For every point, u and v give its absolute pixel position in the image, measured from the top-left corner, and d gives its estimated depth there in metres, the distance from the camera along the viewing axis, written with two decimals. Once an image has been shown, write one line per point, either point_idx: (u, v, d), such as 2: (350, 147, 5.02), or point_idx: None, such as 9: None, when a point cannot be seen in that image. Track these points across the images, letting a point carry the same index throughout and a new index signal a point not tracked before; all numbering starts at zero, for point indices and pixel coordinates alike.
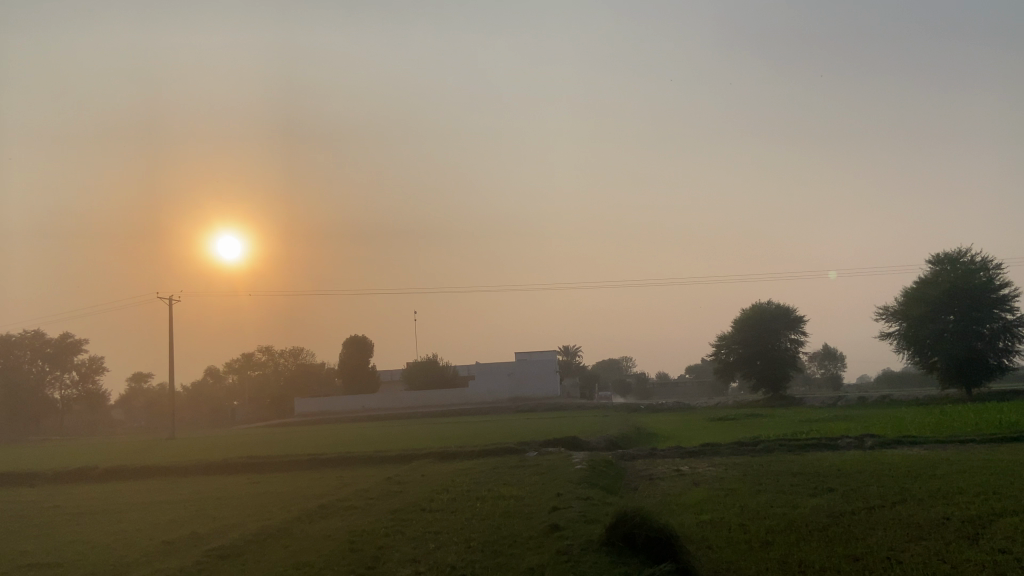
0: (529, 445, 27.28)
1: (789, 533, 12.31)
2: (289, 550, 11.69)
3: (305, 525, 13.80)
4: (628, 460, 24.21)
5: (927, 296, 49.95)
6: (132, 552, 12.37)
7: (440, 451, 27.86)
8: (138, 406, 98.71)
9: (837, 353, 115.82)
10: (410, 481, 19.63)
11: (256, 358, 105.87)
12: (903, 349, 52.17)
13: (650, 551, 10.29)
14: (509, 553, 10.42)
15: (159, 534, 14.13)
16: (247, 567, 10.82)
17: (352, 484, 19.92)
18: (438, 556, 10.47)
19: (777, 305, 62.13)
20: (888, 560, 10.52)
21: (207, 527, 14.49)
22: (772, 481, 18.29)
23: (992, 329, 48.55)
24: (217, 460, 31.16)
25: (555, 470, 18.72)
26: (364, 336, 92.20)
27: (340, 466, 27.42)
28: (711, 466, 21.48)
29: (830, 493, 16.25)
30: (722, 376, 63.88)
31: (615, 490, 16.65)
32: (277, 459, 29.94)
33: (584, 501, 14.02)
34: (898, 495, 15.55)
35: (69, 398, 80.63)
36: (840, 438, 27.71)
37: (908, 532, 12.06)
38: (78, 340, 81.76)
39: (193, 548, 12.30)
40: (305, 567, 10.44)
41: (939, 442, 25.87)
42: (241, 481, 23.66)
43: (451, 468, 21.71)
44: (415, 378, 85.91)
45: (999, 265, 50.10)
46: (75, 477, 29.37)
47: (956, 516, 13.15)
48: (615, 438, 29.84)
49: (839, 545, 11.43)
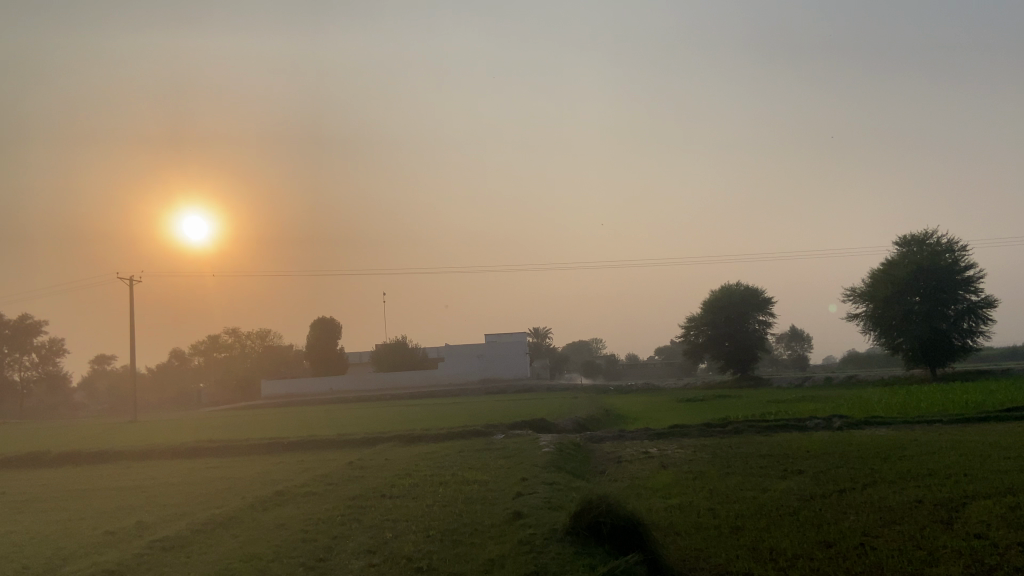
0: (496, 428, 26.89)
1: (759, 518, 11.96)
2: (238, 541, 11.01)
3: (258, 514, 13.18)
4: (596, 442, 23.92)
5: (894, 277, 50.35)
6: (72, 543, 11.63)
7: (405, 434, 27.25)
8: (101, 389, 96.61)
9: (803, 334, 116.97)
10: (373, 465, 19.05)
11: (222, 341, 104.14)
12: (870, 330, 52.63)
13: (617, 541, 9.87)
14: (469, 543, 9.91)
15: (102, 523, 13.36)
16: (191, 559, 10.11)
17: (312, 470, 19.28)
18: (395, 547, 9.91)
19: (745, 287, 62.45)
20: (864, 546, 10.17)
21: (155, 515, 13.76)
22: (741, 463, 18.10)
23: (957, 310, 49.04)
24: (175, 444, 30.30)
25: (522, 453, 18.30)
26: (332, 318, 91.08)
27: (304, 450, 26.74)
28: (679, 448, 21.20)
29: (800, 476, 16.05)
30: (691, 357, 64.08)
31: (581, 474, 16.29)
32: (238, 443, 29.13)
33: (549, 486, 13.60)
34: (869, 477, 15.38)
35: (29, 380, 78.50)
36: (808, 419, 27.67)
37: (881, 516, 11.80)
38: (38, 322, 79.61)
39: (136, 539, 11.58)
40: (254, 559, 9.78)
41: (907, 422, 25.89)
42: (198, 466, 22.85)
43: (416, 452, 21.19)
44: (384, 359, 85.07)
45: (965, 247, 50.66)
46: (28, 462, 28.32)
47: (929, 498, 12.93)
48: (584, 420, 29.53)
49: (812, 530, 11.09)
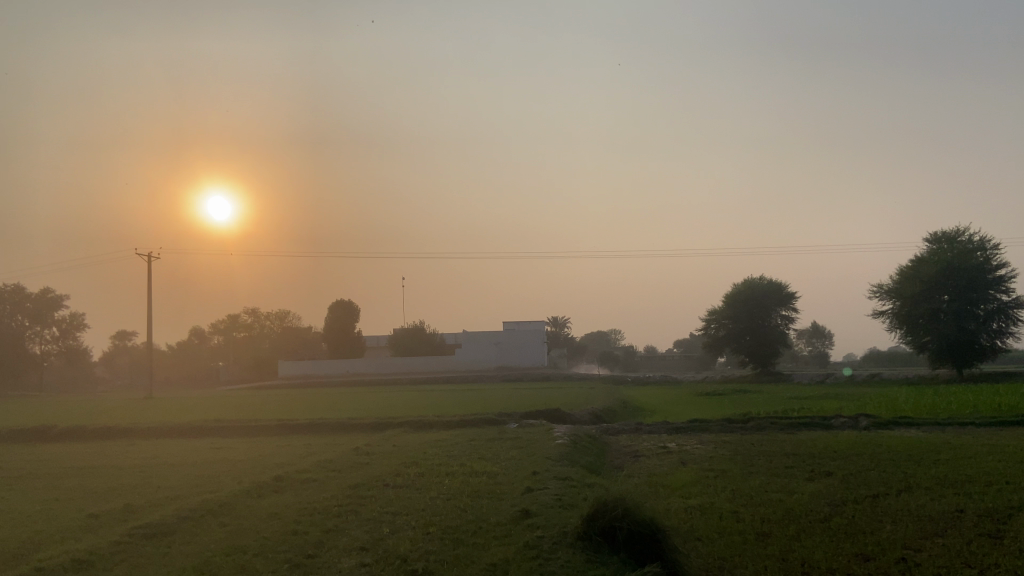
0: (510, 416, 26.09)
1: (788, 524, 11.04)
2: (226, 530, 10.27)
3: (253, 500, 12.47)
4: (613, 435, 23.07)
5: (922, 275, 48.79)
6: (52, 526, 11.00)
7: (415, 420, 26.50)
8: (122, 366, 97.18)
9: (825, 331, 115.54)
10: (380, 451, 18.33)
11: (242, 321, 104.23)
12: (896, 328, 51.13)
13: (633, 549, 8.99)
14: (470, 543, 9.11)
15: (87, 506, 12.69)
16: (171, 550, 9.37)
17: (316, 454, 18.60)
18: (390, 544, 9.12)
19: (770, 281, 61.12)
20: (906, 562, 9.20)
21: (145, 499, 13.09)
22: (764, 463, 17.13)
23: (986, 310, 47.64)
24: (184, 422, 29.84)
25: (535, 445, 17.49)
26: (350, 300, 90.65)
27: (313, 433, 26.04)
28: (700, 444, 20.25)
29: (829, 478, 15.09)
30: (711, 351, 62.81)
31: (597, 470, 15.45)
32: (244, 424, 28.52)
33: (561, 481, 12.76)
34: (903, 482, 14.36)
35: (49, 353, 79.02)
36: (834, 417, 26.53)
37: (920, 527, 10.85)
38: (59, 296, 80.00)
39: (118, 525, 10.86)
40: (237, 553, 8.99)
41: (938, 424, 24.75)
42: (201, 447, 22.21)
43: (426, 439, 20.42)
44: (402, 344, 84.54)
45: (997, 246, 49.14)
46: (33, 436, 27.97)
47: (972, 509, 11.91)
48: (600, 412, 28.68)
49: (846, 540, 10.16)
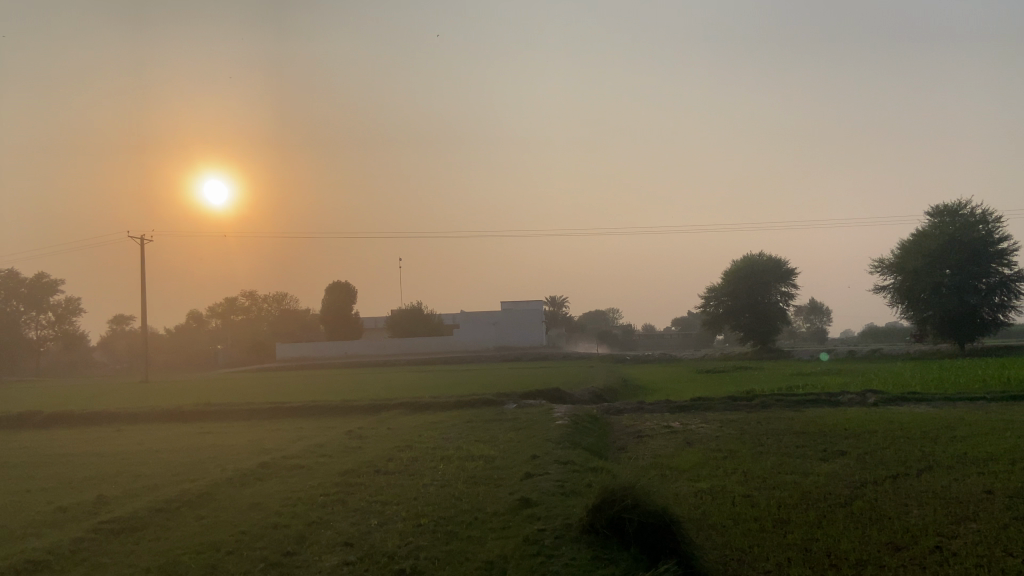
0: (509, 396, 25.38)
1: (806, 510, 10.29)
2: (201, 524, 9.49)
3: (235, 490, 11.67)
4: (614, 414, 22.34)
5: (925, 249, 47.88)
6: (17, 520, 10.23)
7: (411, 401, 25.78)
8: (119, 350, 96.28)
9: (823, 307, 115.14)
10: (374, 434, 17.55)
11: (239, 304, 103.22)
12: (898, 303, 50.40)
13: (644, 543, 8.22)
14: (466, 537, 8.35)
15: (58, 498, 11.90)
16: (138, 548, 8.57)
17: (307, 439, 17.83)
18: (377, 539, 8.34)
19: (769, 257, 60.24)
20: (942, 551, 8.43)
21: (119, 489, 12.33)
22: (774, 442, 16.37)
23: (989, 283, 46.80)
24: (175, 406, 29.06)
25: (534, 426, 16.71)
26: (347, 282, 89.66)
27: (307, 416, 25.29)
28: (705, 424, 19.51)
29: (843, 458, 14.34)
30: (711, 328, 62.12)
31: (600, 452, 14.70)
32: (238, 407, 27.77)
33: (562, 466, 11.98)
34: (922, 462, 13.58)
35: (45, 338, 78.14)
36: (841, 394, 25.77)
37: (950, 510, 10.09)
38: (54, 280, 78.97)
39: (86, 520, 10.05)
40: (209, 551, 8.19)
41: (948, 399, 24.04)
42: (189, 432, 21.43)
43: (421, 422, 19.61)
44: (399, 324, 83.84)
45: (999, 218, 48.20)
46: (19, 423, 27.14)
47: (1001, 488, 11.15)
48: (601, 391, 27.98)
49: (872, 527, 9.41)
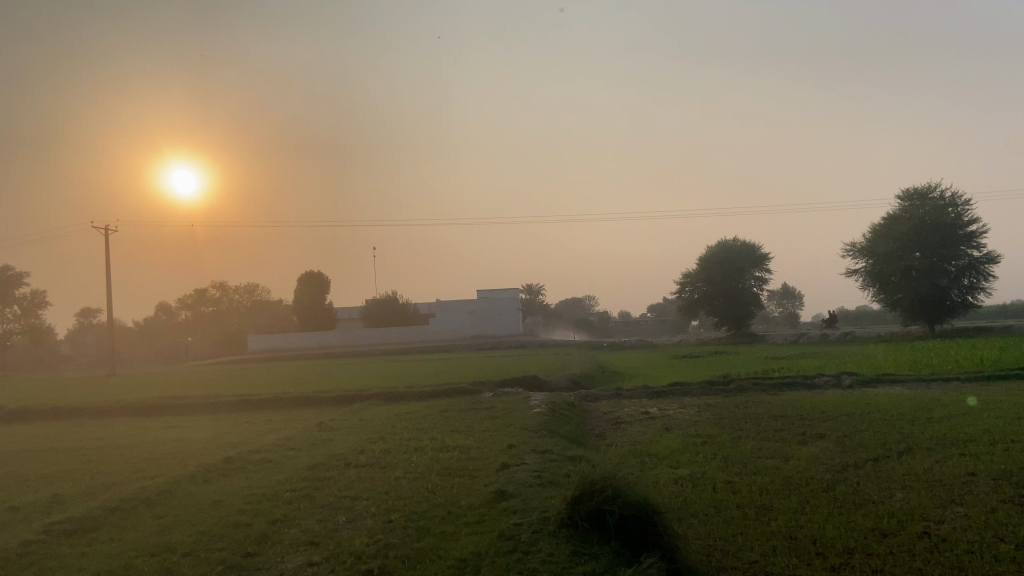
0: (484, 385, 24.98)
1: (789, 495, 10.03)
2: (158, 524, 8.98)
3: (197, 487, 11.15)
4: (591, 402, 22.02)
5: (896, 232, 48.16)
6: None
7: (385, 391, 25.32)
8: (87, 344, 94.49)
9: (794, 292, 116.15)
10: (345, 426, 17.06)
11: (210, 295, 101.69)
12: (869, 286, 50.72)
13: (626, 536, 7.88)
14: (439, 533, 7.96)
15: (9, 497, 11.29)
16: (90, 550, 8.06)
17: (278, 431, 17.31)
18: (345, 536, 7.92)
19: (743, 243, 60.37)
20: (930, 537, 8.17)
21: (75, 487, 11.73)
22: (753, 426, 16.15)
23: (958, 266, 47.20)
24: (142, 400, 28.26)
25: (510, 415, 16.32)
26: (320, 272, 88.58)
27: (278, 408, 24.73)
28: (683, 409, 19.24)
29: (824, 441, 14.14)
30: (686, 313, 62.18)
31: (578, 440, 14.35)
32: (208, 399, 27.15)
33: (540, 455, 11.63)
34: (903, 444, 13.38)
35: (11, 332, 76.46)
36: (817, 377, 25.72)
37: (935, 494, 9.87)
38: (19, 273, 77.24)
39: (35, 521, 9.49)
40: (164, 553, 7.71)
41: (922, 380, 24.08)
42: (154, 426, 20.79)
43: (394, 412, 19.16)
44: (373, 314, 82.99)
45: (968, 201, 48.57)
46: None
47: (983, 470, 10.96)
48: (578, 377, 27.71)
49: (858, 513, 9.13)
